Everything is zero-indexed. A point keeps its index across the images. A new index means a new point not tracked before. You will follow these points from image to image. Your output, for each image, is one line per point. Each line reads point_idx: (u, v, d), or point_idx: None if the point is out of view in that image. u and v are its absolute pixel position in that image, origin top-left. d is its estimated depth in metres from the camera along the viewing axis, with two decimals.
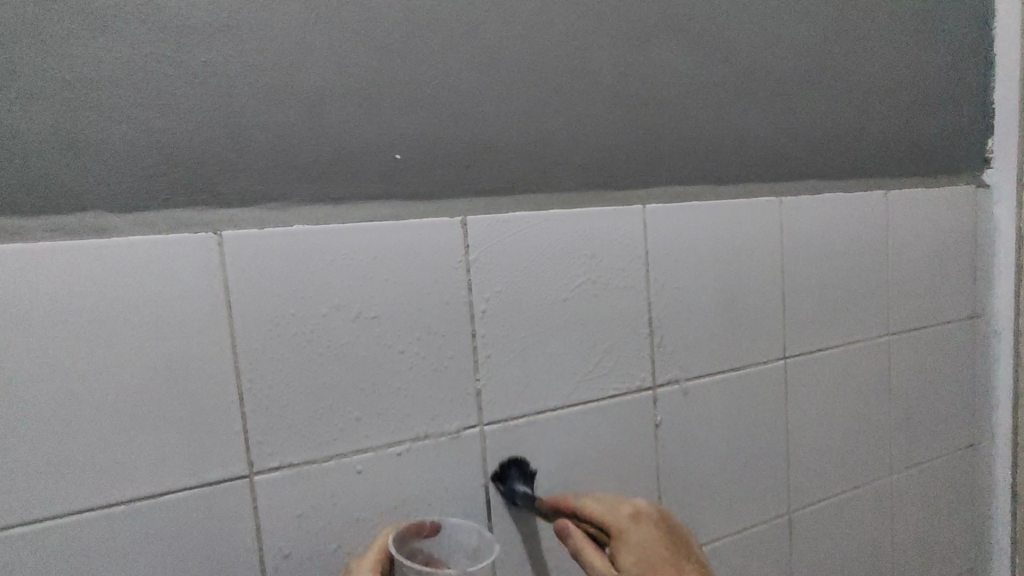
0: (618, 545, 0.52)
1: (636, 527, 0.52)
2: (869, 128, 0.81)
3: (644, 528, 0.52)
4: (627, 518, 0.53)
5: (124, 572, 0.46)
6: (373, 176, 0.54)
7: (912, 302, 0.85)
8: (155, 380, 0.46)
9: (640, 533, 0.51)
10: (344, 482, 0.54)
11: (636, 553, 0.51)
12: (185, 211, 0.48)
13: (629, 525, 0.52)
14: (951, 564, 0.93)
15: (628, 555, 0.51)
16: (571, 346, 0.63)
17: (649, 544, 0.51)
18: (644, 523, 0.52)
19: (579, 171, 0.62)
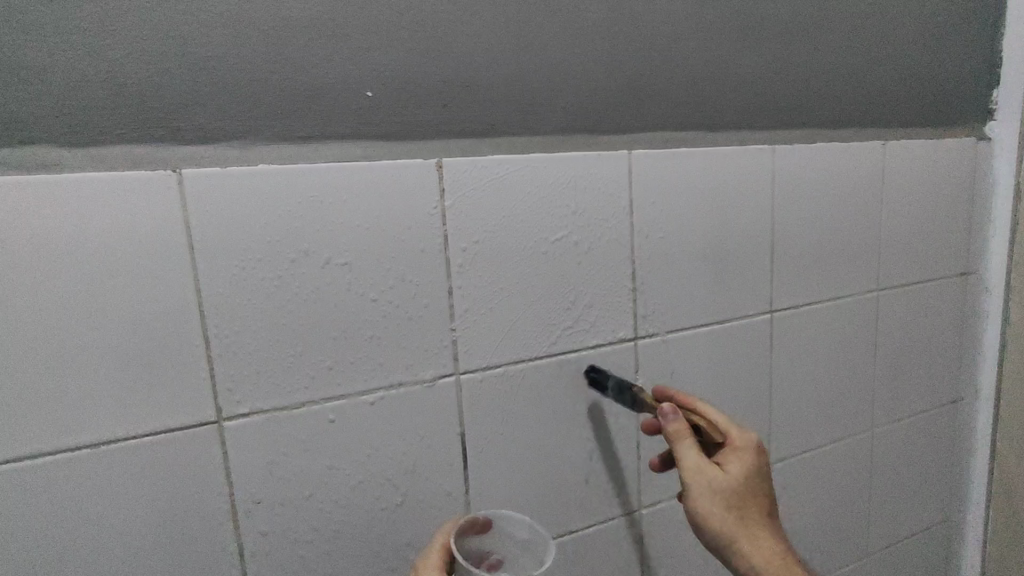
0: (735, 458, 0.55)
1: (759, 453, 0.56)
2: (869, 78, 0.80)
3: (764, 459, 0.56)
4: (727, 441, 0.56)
5: (96, 504, 0.48)
6: (343, 114, 0.52)
7: (902, 257, 0.86)
8: (117, 317, 0.47)
9: (755, 461, 0.55)
10: (315, 428, 0.54)
11: (747, 471, 0.55)
12: (138, 144, 0.47)
13: (756, 448, 0.56)
14: (924, 507, 0.98)
15: (735, 470, 0.55)
16: (551, 294, 0.62)
17: (757, 474, 0.55)
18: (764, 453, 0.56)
19: (562, 113, 0.61)
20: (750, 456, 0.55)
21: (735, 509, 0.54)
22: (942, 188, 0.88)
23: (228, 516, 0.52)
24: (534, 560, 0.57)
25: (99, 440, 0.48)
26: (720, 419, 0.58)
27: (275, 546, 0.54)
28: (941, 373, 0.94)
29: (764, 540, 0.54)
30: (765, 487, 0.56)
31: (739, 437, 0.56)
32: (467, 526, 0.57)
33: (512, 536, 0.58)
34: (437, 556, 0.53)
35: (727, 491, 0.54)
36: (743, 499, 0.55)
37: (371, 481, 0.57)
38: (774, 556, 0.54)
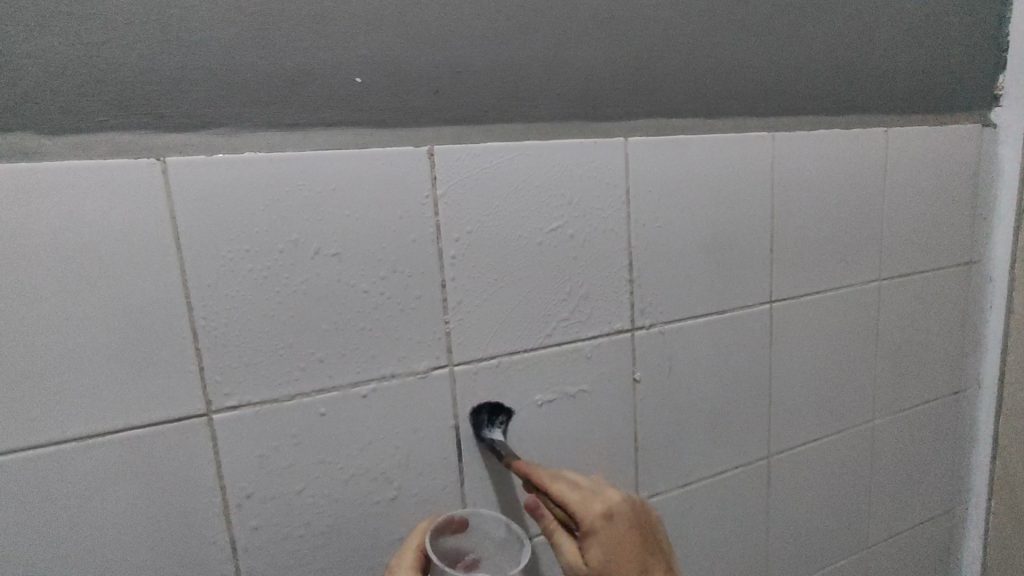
0: (584, 543, 0.48)
1: (602, 529, 0.48)
2: (872, 65, 0.78)
3: (610, 529, 0.48)
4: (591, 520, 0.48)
5: (84, 499, 0.48)
6: (332, 102, 0.51)
7: (904, 245, 0.85)
8: (103, 309, 0.46)
9: (605, 541, 0.47)
10: (307, 421, 0.54)
11: (603, 557, 0.47)
12: (122, 132, 0.46)
13: (598, 524, 0.48)
14: (925, 498, 0.97)
15: (593, 558, 0.47)
16: (546, 285, 0.61)
17: (613, 563, 0.47)
18: (610, 523, 0.48)
19: (556, 100, 0.60)
20: (595, 536, 0.48)
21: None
22: (945, 175, 0.86)
23: (219, 510, 0.52)
24: (510, 558, 0.57)
25: (85, 434, 0.47)
26: (564, 491, 0.51)
27: (267, 540, 0.54)
28: (944, 365, 0.93)
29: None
30: (638, 560, 0.47)
31: (576, 508, 0.49)
32: (443, 524, 0.57)
33: (489, 534, 0.58)
34: (411, 556, 0.53)
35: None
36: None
37: (364, 475, 0.56)
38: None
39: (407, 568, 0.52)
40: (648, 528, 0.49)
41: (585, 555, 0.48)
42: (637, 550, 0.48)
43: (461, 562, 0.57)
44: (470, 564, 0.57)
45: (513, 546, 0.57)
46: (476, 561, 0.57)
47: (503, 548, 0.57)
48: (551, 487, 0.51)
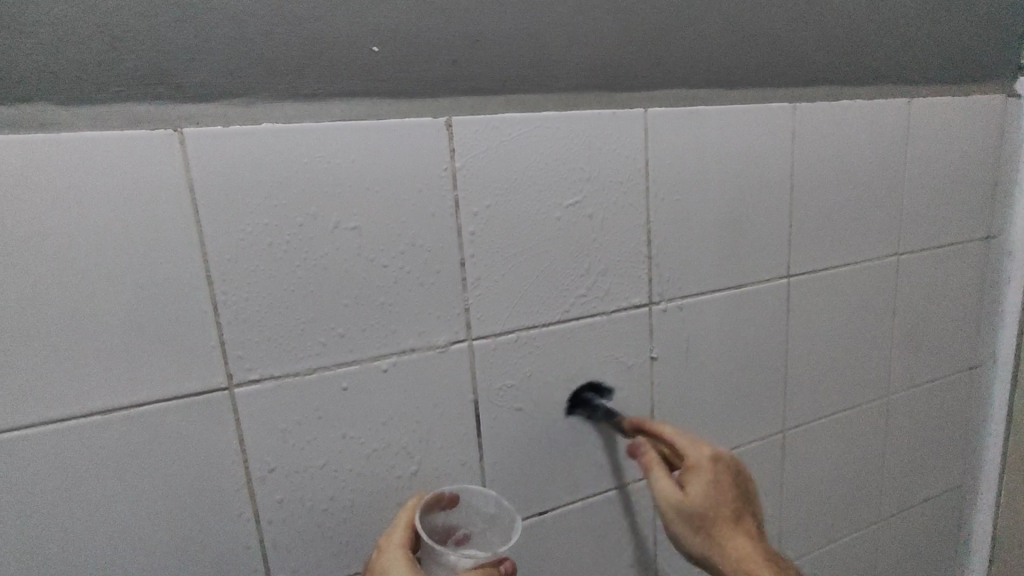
0: (688, 475, 0.53)
1: (712, 467, 0.53)
2: (897, 31, 0.76)
3: (720, 470, 0.53)
4: (707, 458, 0.54)
5: (109, 471, 0.48)
6: (350, 71, 0.50)
7: (924, 220, 0.84)
8: (124, 282, 0.46)
9: (716, 473, 0.53)
10: (328, 395, 0.54)
11: (706, 487, 0.53)
12: (139, 103, 0.45)
13: (707, 462, 0.53)
14: (937, 474, 0.97)
15: (700, 490, 0.53)
16: (565, 258, 0.61)
17: (722, 489, 0.53)
18: (720, 463, 0.54)
19: (576, 69, 0.58)
20: (702, 471, 0.53)
21: (701, 525, 0.53)
22: (967, 148, 0.85)
23: (243, 484, 0.52)
24: (501, 534, 0.57)
25: (111, 407, 0.47)
26: (676, 434, 0.56)
27: (290, 514, 0.54)
28: (961, 339, 0.93)
29: (744, 555, 0.52)
30: (734, 498, 0.53)
31: (690, 452, 0.54)
32: (432, 501, 0.56)
33: (479, 510, 0.57)
34: (400, 533, 0.52)
35: (688, 510, 0.53)
36: (709, 516, 0.53)
37: (384, 449, 0.57)
38: (753, 567, 0.52)
39: (397, 547, 0.51)
40: (748, 482, 0.55)
41: (687, 487, 0.53)
42: (738, 491, 0.54)
43: (452, 536, 0.57)
44: (462, 538, 0.57)
45: (503, 522, 0.57)
46: (467, 535, 0.57)
47: (494, 523, 0.57)
48: (670, 432, 0.57)
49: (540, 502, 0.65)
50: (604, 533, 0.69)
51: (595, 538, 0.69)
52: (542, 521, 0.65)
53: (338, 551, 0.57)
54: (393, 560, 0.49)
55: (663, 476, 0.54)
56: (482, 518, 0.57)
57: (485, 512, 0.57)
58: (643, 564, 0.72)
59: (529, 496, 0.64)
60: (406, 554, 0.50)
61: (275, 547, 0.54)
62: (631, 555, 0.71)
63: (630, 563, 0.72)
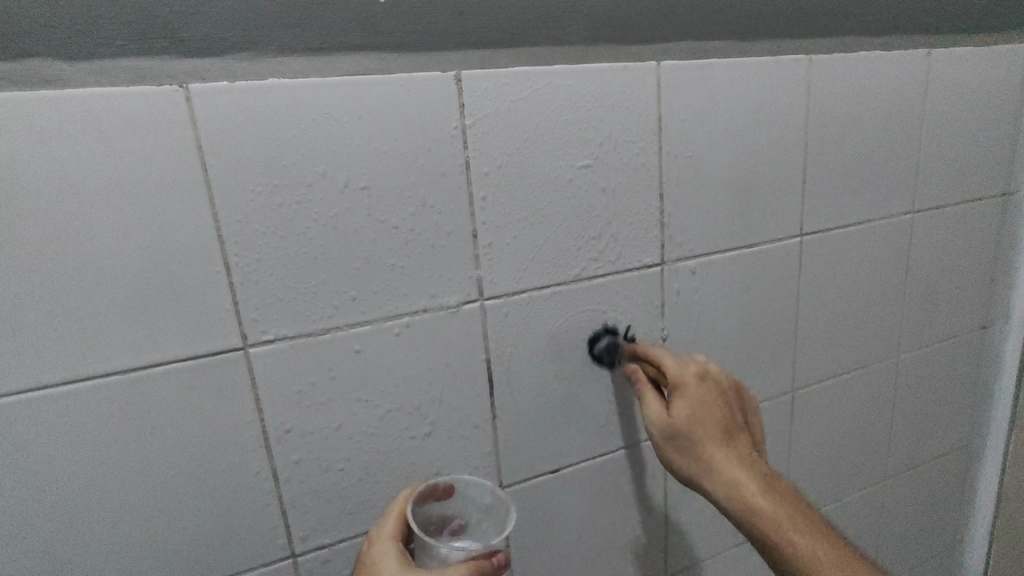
0: (674, 394, 0.58)
1: (696, 385, 0.57)
2: None
3: (702, 386, 0.58)
4: (692, 373, 0.58)
5: (127, 431, 0.49)
6: (355, 24, 0.48)
7: (940, 178, 0.82)
8: (135, 244, 0.46)
9: (700, 387, 0.57)
10: (341, 357, 0.54)
11: (690, 404, 0.57)
12: (141, 57, 0.44)
13: (689, 379, 0.58)
14: (946, 434, 0.98)
15: (685, 405, 0.57)
16: (577, 219, 0.60)
17: (713, 404, 0.57)
18: (702, 383, 0.58)
19: (589, 21, 0.56)
20: (686, 388, 0.57)
21: (688, 441, 0.56)
22: (986, 103, 0.82)
23: (260, 444, 0.53)
24: (496, 525, 0.56)
25: (129, 366, 0.48)
26: (664, 357, 0.60)
27: (307, 473, 0.55)
28: (974, 299, 0.92)
29: (730, 469, 0.55)
30: (721, 413, 0.57)
31: (673, 371, 0.58)
32: (426, 492, 0.55)
33: (474, 501, 0.56)
34: (392, 524, 0.52)
35: (671, 424, 0.57)
36: (697, 431, 0.56)
37: (398, 411, 0.57)
38: (739, 486, 0.54)
39: (387, 539, 0.51)
40: (737, 402, 0.58)
41: (673, 406, 0.57)
42: (724, 407, 0.57)
43: (448, 527, 0.56)
44: (457, 528, 0.57)
45: (499, 512, 0.56)
46: (463, 526, 0.57)
47: (490, 514, 0.56)
48: (656, 353, 0.60)
49: (552, 463, 0.66)
50: (616, 492, 0.70)
51: (606, 497, 0.70)
52: (555, 481, 0.66)
53: (354, 510, 0.58)
54: (383, 551, 0.50)
55: (654, 395, 0.59)
56: (479, 508, 0.56)
57: (480, 502, 0.56)
58: (654, 522, 0.73)
59: (542, 456, 0.65)
60: (396, 545, 0.51)
61: (293, 505, 0.55)
62: (641, 513, 0.72)
63: (641, 522, 0.73)
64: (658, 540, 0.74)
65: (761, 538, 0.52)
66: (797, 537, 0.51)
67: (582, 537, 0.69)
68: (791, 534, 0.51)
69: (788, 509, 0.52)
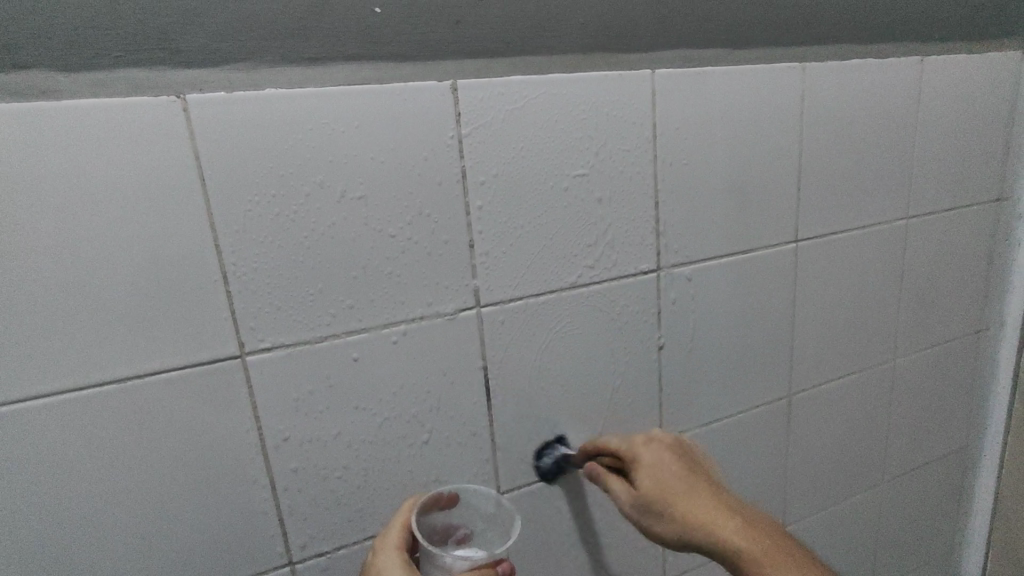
0: (634, 470, 0.57)
1: (645, 450, 0.58)
2: None
3: (651, 446, 0.58)
4: (639, 442, 0.59)
5: (125, 440, 0.49)
6: (351, 32, 0.48)
7: (933, 184, 0.83)
8: (134, 253, 0.46)
9: (651, 448, 0.58)
10: (338, 365, 0.54)
11: (649, 472, 0.56)
12: (139, 68, 0.44)
13: (639, 447, 0.58)
14: (942, 438, 0.98)
15: (644, 470, 0.56)
16: (573, 226, 0.60)
17: (670, 460, 0.56)
18: (653, 446, 0.58)
19: (583, 31, 0.56)
20: (640, 460, 0.57)
21: (657, 504, 0.54)
22: (978, 109, 0.83)
23: (258, 452, 0.53)
24: (500, 533, 0.57)
25: (127, 375, 0.48)
26: (610, 440, 0.61)
27: (306, 481, 0.55)
28: (969, 305, 0.92)
29: (705, 513, 0.52)
30: (681, 468, 0.56)
31: (625, 450, 0.59)
32: (430, 502, 0.56)
33: (478, 509, 0.58)
34: (396, 534, 0.52)
35: (636, 494, 0.56)
36: (661, 492, 0.54)
37: (395, 418, 0.57)
38: (720, 529, 0.51)
39: (393, 548, 0.51)
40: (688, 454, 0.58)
41: (635, 477, 0.57)
42: (680, 459, 0.57)
43: (452, 536, 0.57)
44: (462, 537, 0.57)
45: (504, 520, 0.57)
46: (467, 535, 0.57)
47: (494, 522, 0.58)
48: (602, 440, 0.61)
49: (550, 469, 0.66)
50: (613, 498, 0.70)
51: (605, 503, 0.70)
52: (553, 488, 0.66)
53: (353, 517, 0.58)
54: (388, 560, 0.50)
55: (619, 482, 0.59)
56: (483, 517, 0.58)
57: (485, 510, 0.58)
58: None
59: (540, 463, 0.65)
60: (402, 555, 0.50)
61: (292, 513, 0.55)
62: None
63: (639, 528, 0.73)
64: (656, 546, 0.74)
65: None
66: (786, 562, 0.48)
67: (581, 544, 0.69)
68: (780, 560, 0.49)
69: (771, 537, 0.50)
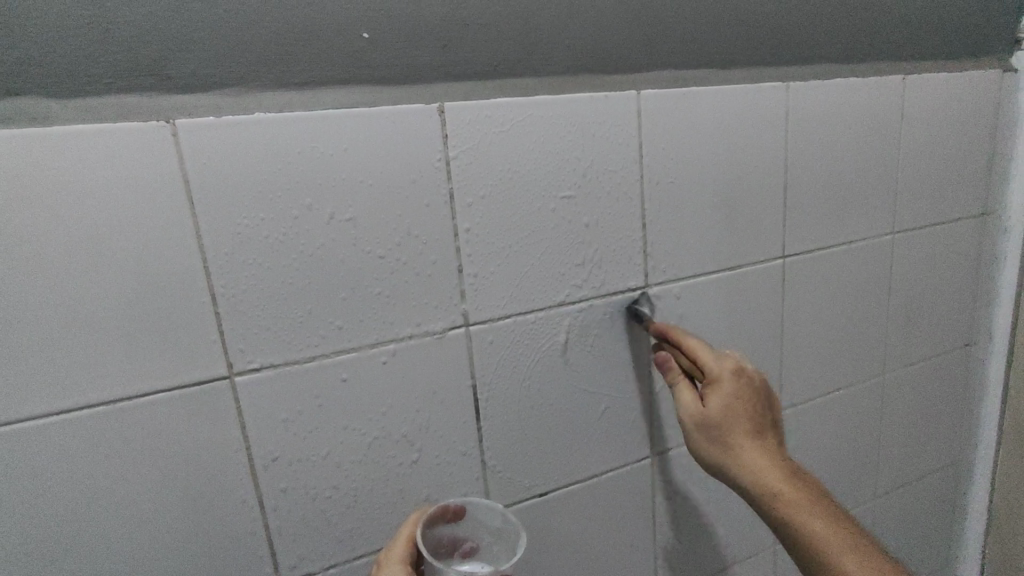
0: (710, 389, 0.59)
1: (731, 381, 0.59)
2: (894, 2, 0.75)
3: (738, 381, 0.59)
4: (729, 371, 0.59)
5: (112, 462, 0.49)
6: (339, 57, 0.49)
7: (919, 199, 0.84)
8: (122, 276, 0.46)
9: (734, 383, 0.59)
10: (327, 385, 0.54)
11: (726, 399, 0.58)
12: (129, 94, 0.45)
13: (727, 376, 0.59)
14: (934, 450, 0.98)
15: (719, 398, 0.59)
16: (561, 245, 0.61)
17: (747, 399, 0.59)
18: (739, 379, 0.59)
19: (568, 53, 0.58)
20: (722, 384, 0.59)
21: (718, 433, 0.59)
22: (962, 125, 0.84)
23: (247, 472, 0.53)
24: (507, 549, 0.56)
25: (115, 397, 0.48)
26: (700, 352, 0.60)
27: (294, 501, 0.55)
28: (958, 318, 0.93)
29: (757, 462, 0.57)
30: (754, 410, 0.59)
31: (712, 369, 0.59)
32: (437, 514, 0.56)
33: (485, 524, 0.57)
34: (400, 547, 0.53)
35: (701, 416, 0.59)
36: (725, 427, 0.58)
37: (385, 437, 0.58)
38: (765, 476, 0.56)
39: (397, 562, 0.52)
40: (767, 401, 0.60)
41: (708, 400, 0.59)
42: (758, 404, 0.59)
43: (458, 549, 0.57)
44: (468, 550, 0.57)
45: (510, 536, 0.56)
46: (474, 548, 0.57)
47: (500, 537, 0.57)
48: (693, 346, 0.61)
49: (541, 487, 0.66)
50: (605, 515, 0.70)
51: (596, 519, 0.70)
52: (546, 505, 0.66)
53: (343, 537, 0.58)
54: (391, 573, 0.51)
55: (686, 389, 0.61)
56: (489, 531, 0.57)
57: (491, 525, 0.57)
58: (644, 544, 0.74)
59: (530, 480, 0.65)
60: (404, 569, 0.52)
61: (281, 533, 0.55)
62: (631, 535, 0.72)
63: (632, 544, 0.73)
64: (649, 561, 0.74)
65: (784, 525, 0.55)
66: (821, 534, 0.53)
67: (573, 560, 0.69)
68: (815, 525, 0.53)
69: (811, 499, 0.55)
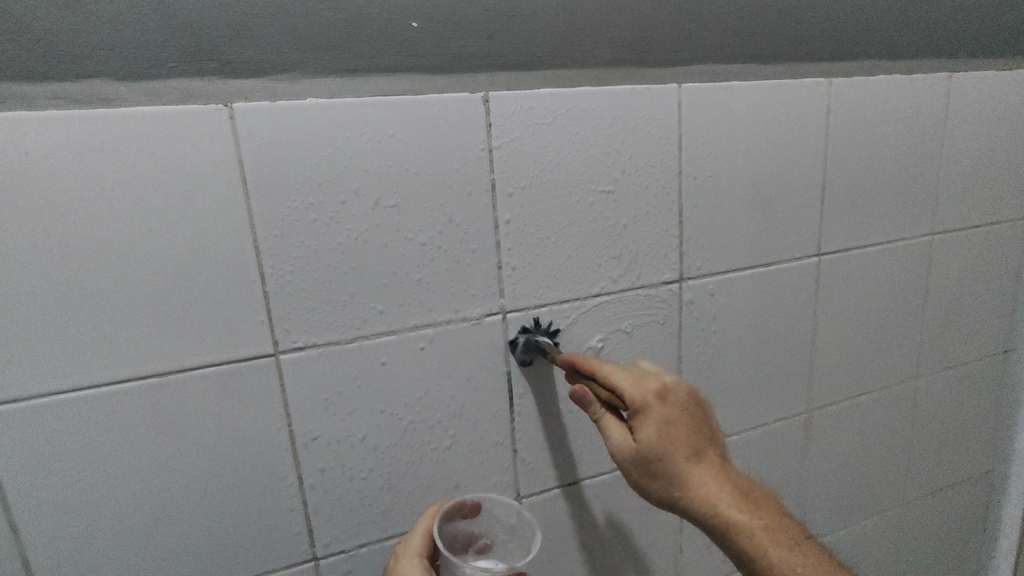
0: (637, 420, 0.51)
1: (659, 406, 0.51)
2: None
3: (667, 406, 0.51)
4: (653, 396, 0.51)
5: (161, 432, 0.51)
6: (389, 45, 0.50)
7: (960, 201, 0.82)
8: (177, 253, 0.48)
9: (665, 409, 0.51)
10: (367, 367, 0.56)
11: (658, 430, 0.51)
12: (191, 78, 0.47)
13: (652, 403, 0.51)
14: (965, 459, 0.96)
15: (652, 429, 0.51)
16: (596, 237, 0.62)
17: (685, 422, 0.52)
18: (667, 405, 0.51)
19: (613, 44, 0.57)
20: (650, 413, 0.51)
21: (656, 468, 0.51)
22: (1007, 126, 0.83)
23: (288, 449, 0.55)
24: (521, 547, 0.58)
25: (168, 369, 0.50)
26: (615, 376, 0.53)
27: (330, 480, 0.57)
28: (996, 323, 0.92)
29: (704, 486, 0.51)
30: (690, 429, 0.52)
31: (632, 396, 0.51)
32: (452, 510, 0.57)
33: (500, 520, 0.59)
34: (418, 542, 0.54)
35: (637, 453, 0.52)
36: (663, 458, 0.51)
37: (420, 421, 0.59)
38: (720, 507, 0.50)
39: (414, 557, 0.52)
40: (700, 409, 0.53)
41: (639, 430, 0.51)
42: (693, 422, 0.52)
43: (473, 545, 0.58)
44: (483, 547, 0.59)
45: (524, 534, 0.58)
46: (488, 545, 0.59)
47: (515, 536, 0.58)
48: (608, 373, 0.53)
49: (568, 477, 0.66)
50: (630, 507, 0.71)
51: (621, 512, 0.70)
52: (574, 494, 0.67)
53: (374, 517, 0.59)
54: (410, 568, 0.51)
55: (612, 420, 0.54)
56: (505, 529, 0.58)
57: (506, 522, 0.58)
58: (668, 537, 0.74)
59: (559, 470, 0.66)
60: (422, 563, 0.52)
61: (316, 510, 0.57)
62: (657, 528, 0.73)
63: (656, 536, 0.73)
64: (671, 555, 0.75)
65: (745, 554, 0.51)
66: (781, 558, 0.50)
67: (598, 550, 0.70)
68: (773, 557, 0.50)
69: (772, 528, 0.51)
